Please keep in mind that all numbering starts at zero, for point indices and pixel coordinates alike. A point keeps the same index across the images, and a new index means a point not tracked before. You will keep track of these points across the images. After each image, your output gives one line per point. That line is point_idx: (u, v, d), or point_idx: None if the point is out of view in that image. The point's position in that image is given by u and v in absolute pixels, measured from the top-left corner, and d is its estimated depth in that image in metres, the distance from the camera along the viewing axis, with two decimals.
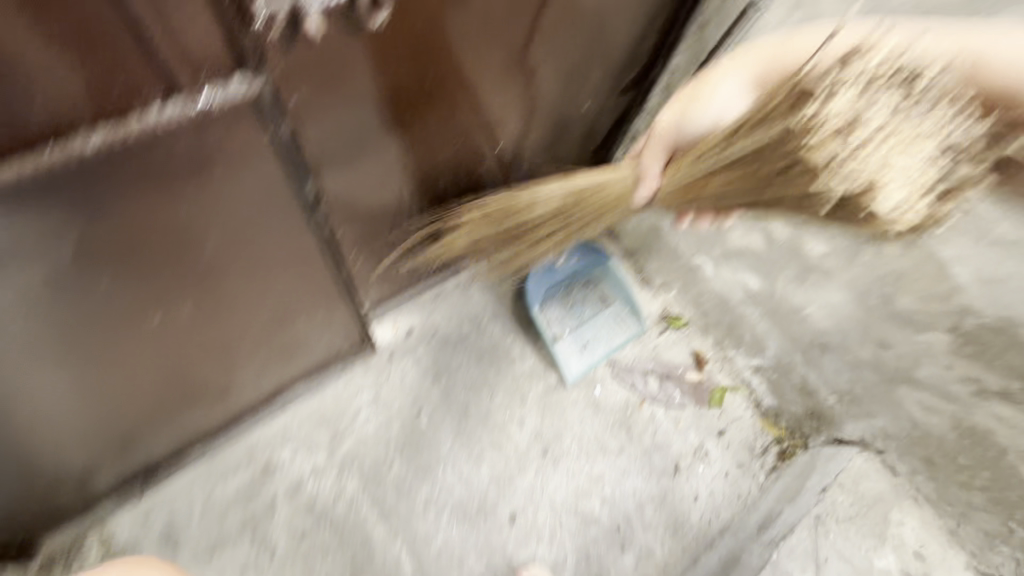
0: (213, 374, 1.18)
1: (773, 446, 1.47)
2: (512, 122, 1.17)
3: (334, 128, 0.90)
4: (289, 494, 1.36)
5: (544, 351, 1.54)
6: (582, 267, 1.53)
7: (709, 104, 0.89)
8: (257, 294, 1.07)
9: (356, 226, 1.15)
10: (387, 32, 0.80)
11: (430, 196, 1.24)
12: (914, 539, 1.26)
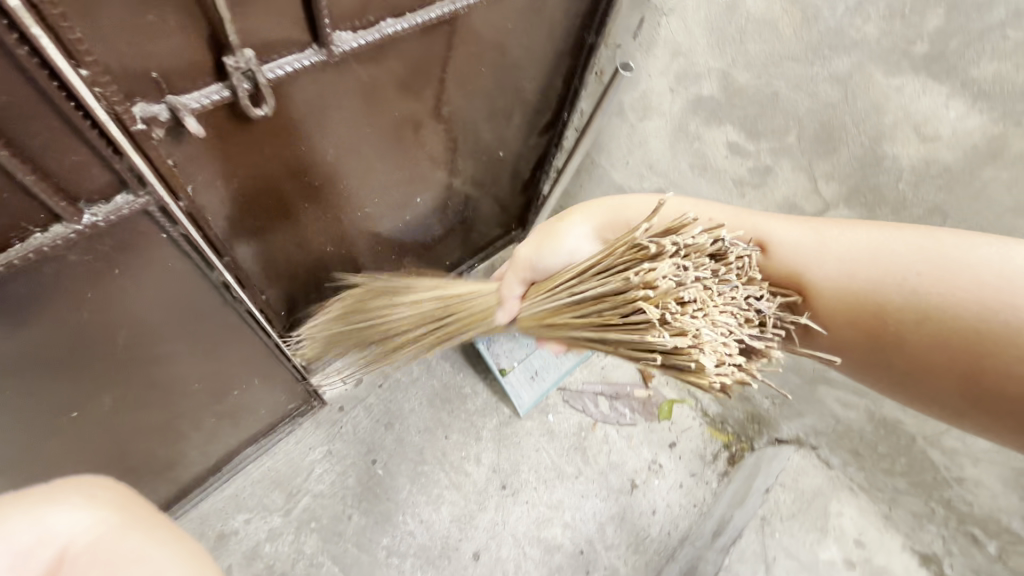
0: (152, 454, 1.07)
1: (723, 452, 1.55)
2: (442, 165, 1.15)
3: (242, 206, 0.83)
4: (245, 562, 1.25)
5: (494, 384, 1.54)
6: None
7: (561, 245, 0.86)
8: (197, 371, 0.97)
9: (285, 286, 1.09)
10: (288, 103, 0.75)
11: (369, 246, 1.20)
12: (853, 526, 1.29)
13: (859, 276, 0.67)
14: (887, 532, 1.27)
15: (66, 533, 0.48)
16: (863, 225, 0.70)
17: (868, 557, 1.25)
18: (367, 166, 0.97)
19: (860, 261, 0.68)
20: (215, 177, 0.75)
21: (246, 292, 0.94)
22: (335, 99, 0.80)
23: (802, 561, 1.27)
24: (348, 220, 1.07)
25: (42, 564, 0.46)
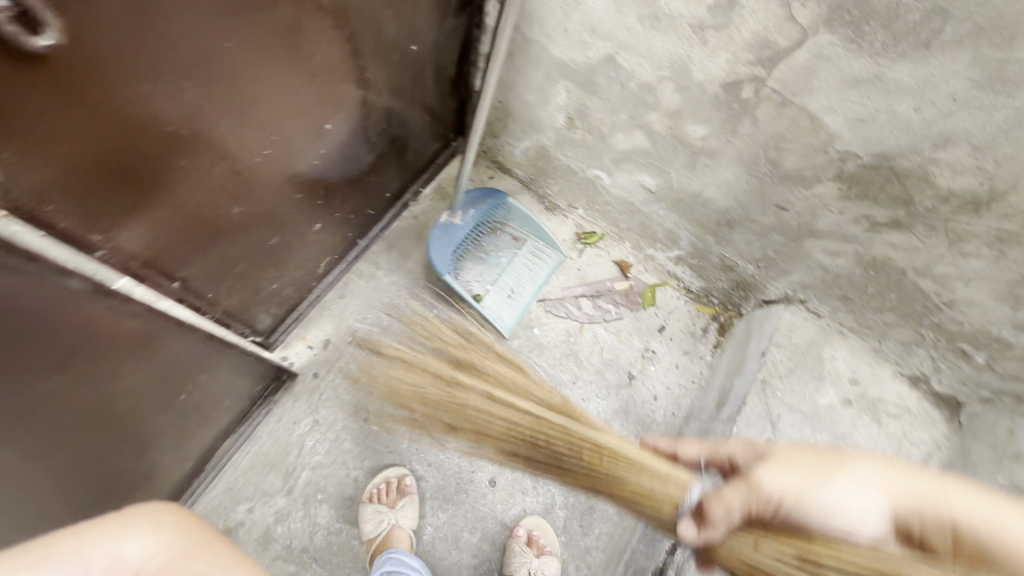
0: (122, 469, 0.98)
1: (712, 324, 1.57)
2: (346, 77, 0.95)
3: (94, 187, 0.66)
4: (260, 548, 1.20)
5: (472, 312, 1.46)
6: (480, 215, 1.49)
7: (831, 499, 0.68)
8: (120, 385, 0.86)
9: (206, 264, 0.94)
10: (97, 28, 0.55)
11: (294, 193, 1.04)
12: (846, 366, 1.32)
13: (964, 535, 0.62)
14: (877, 365, 1.33)
15: (134, 559, 0.64)
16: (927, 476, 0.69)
17: (863, 392, 1.30)
18: (245, 98, 0.78)
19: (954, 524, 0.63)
20: (28, 154, 0.57)
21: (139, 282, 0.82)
22: (153, 10, 0.58)
23: (804, 411, 1.26)
24: (248, 172, 0.89)
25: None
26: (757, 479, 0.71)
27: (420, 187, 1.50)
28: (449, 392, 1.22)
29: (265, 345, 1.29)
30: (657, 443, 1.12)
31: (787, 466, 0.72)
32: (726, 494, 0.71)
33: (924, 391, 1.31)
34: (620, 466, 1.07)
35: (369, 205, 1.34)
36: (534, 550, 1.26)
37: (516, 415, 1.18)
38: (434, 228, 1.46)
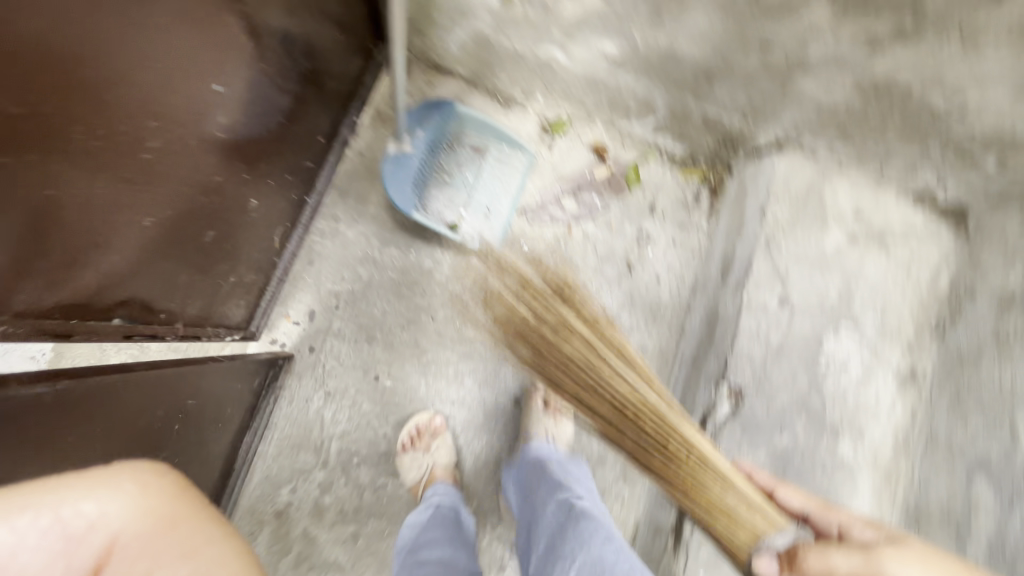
0: None
1: (703, 189, 1.47)
2: (233, 17, 0.72)
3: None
4: (316, 521, 1.23)
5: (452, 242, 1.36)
6: (428, 133, 1.33)
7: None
8: (109, 449, 0.78)
9: (156, 287, 0.80)
10: None
11: (228, 173, 0.86)
12: (850, 203, 1.25)
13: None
14: (882, 192, 1.25)
15: (115, 519, 0.51)
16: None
17: (869, 224, 1.25)
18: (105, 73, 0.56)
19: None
20: None
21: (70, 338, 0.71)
22: None
23: (810, 259, 1.23)
24: (154, 166, 0.68)
25: (97, 545, 0.50)
26: (885, 566, 0.60)
27: (355, 118, 1.32)
28: (547, 332, 0.95)
29: (249, 335, 1.20)
30: (754, 470, 0.88)
31: (930, 565, 0.60)
32: (833, 557, 0.64)
33: (931, 207, 1.25)
34: (732, 506, 0.81)
35: (305, 156, 1.16)
36: (550, 413, 1.24)
37: (615, 384, 0.91)
38: (383, 163, 1.30)
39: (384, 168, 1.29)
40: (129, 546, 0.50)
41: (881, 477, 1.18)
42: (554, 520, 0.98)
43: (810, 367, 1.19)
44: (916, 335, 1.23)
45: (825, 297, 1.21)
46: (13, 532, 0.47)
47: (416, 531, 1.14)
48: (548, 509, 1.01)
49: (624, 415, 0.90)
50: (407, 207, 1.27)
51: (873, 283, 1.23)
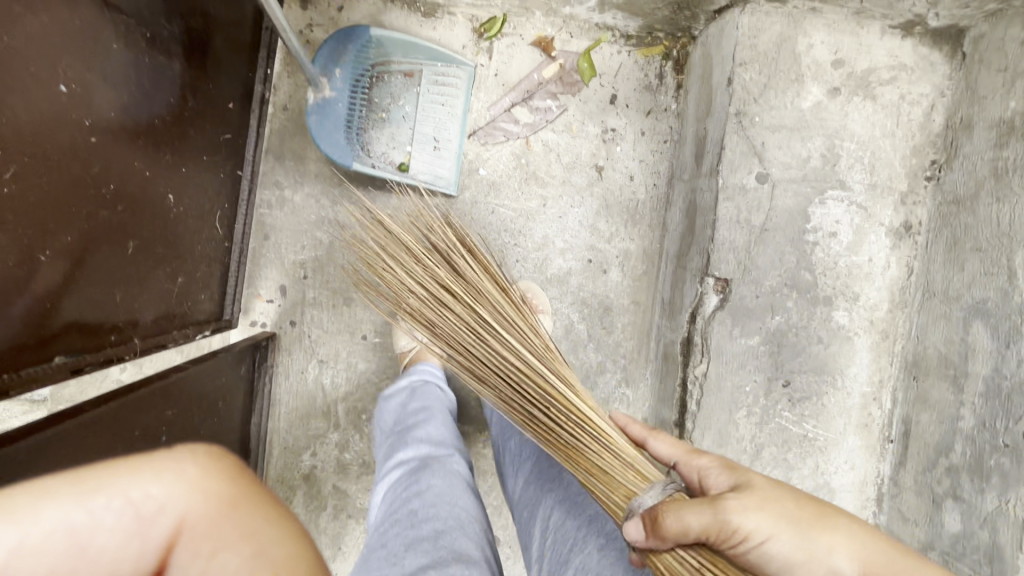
0: None
1: (666, 65, 1.33)
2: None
3: None
4: (343, 477, 1.30)
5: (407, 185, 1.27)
6: (347, 70, 1.19)
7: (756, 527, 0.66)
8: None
9: (96, 313, 0.76)
10: None
11: (130, 174, 0.78)
12: (827, 50, 1.11)
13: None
14: (863, 29, 1.11)
15: (172, 501, 0.41)
16: (877, 544, 0.67)
17: (850, 70, 1.11)
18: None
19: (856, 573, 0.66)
20: None
21: (40, 381, 0.68)
22: None
23: (788, 125, 1.12)
24: (24, 194, 0.62)
25: (164, 532, 0.41)
26: (728, 515, 0.66)
27: (268, 69, 1.18)
28: (436, 307, 0.95)
29: (225, 323, 1.17)
30: (629, 421, 0.89)
31: (765, 505, 0.67)
32: (688, 518, 0.68)
33: (919, 35, 1.11)
34: (596, 458, 0.83)
35: (221, 127, 1.05)
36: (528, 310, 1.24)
37: (491, 343, 0.91)
38: (309, 117, 1.18)
39: (311, 123, 1.18)
40: (196, 528, 0.41)
41: (878, 336, 1.17)
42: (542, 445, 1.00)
43: (796, 242, 1.13)
44: (908, 184, 1.14)
45: (807, 164, 1.12)
46: (86, 514, 0.40)
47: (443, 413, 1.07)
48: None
49: (507, 382, 0.90)
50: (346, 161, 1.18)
51: (858, 138, 1.12)
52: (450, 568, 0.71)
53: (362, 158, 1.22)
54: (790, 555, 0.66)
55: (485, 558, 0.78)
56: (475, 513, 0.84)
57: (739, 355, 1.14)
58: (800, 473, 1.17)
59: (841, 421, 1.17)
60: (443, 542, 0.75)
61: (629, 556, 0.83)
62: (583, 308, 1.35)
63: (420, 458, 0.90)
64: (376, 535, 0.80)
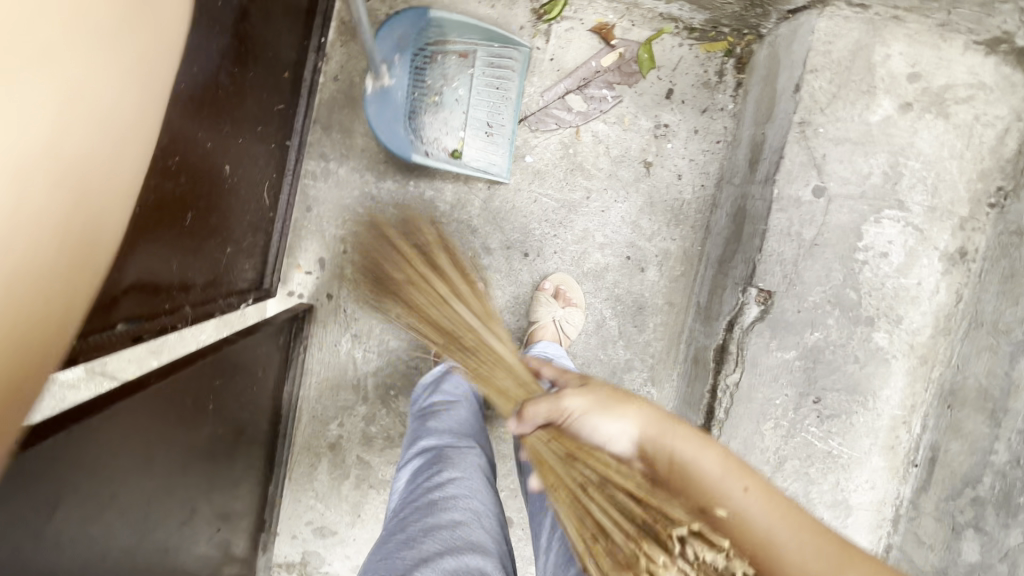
0: (221, 455, 1.01)
1: (727, 62, 1.28)
2: None
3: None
4: (367, 448, 1.34)
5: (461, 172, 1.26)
6: (404, 54, 1.17)
7: (607, 423, 0.70)
8: (160, 448, 0.81)
9: (152, 279, 0.77)
10: None
11: (190, 146, 0.77)
12: (904, 63, 1.06)
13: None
14: (944, 43, 1.05)
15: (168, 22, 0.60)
16: (787, 506, 0.62)
17: (926, 85, 1.06)
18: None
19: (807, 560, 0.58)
20: None
21: (99, 345, 0.70)
22: None
23: (854, 137, 1.08)
24: None
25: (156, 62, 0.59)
26: (564, 400, 0.73)
27: (320, 39, 1.17)
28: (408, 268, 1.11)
29: (266, 293, 1.17)
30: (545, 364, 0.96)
31: (587, 392, 0.74)
32: (564, 399, 0.73)
33: (1005, 53, 1.05)
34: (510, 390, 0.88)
35: (275, 97, 1.04)
36: (560, 302, 1.27)
37: (453, 311, 1.02)
38: (366, 106, 1.17)
39: (368, 111, 1.16)
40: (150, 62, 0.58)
41: (917, 361, 1.15)
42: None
43: (845, 259, 1.11)
44: (969, 209, 1.11)
45: (867, 180, 1.09)
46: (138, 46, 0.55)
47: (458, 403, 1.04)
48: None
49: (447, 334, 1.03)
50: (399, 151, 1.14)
51: (925, 157, 1.08)
52: (464, 558, 0.71)
53: (417, 147, 1.19)
54: (585, 411, 0.72)
55: (496, 551, 0.77)
56: (491, 507, 0.83)
57: (773, 368, 1.14)
58: (821, 488, 1.18)
59: (867, 441, 1.17)
60: (458, 532, 0.75)
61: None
62: (617, 305, 1.35)
63: (439, 448, 0.90)
64: (393, 518, 0.82)
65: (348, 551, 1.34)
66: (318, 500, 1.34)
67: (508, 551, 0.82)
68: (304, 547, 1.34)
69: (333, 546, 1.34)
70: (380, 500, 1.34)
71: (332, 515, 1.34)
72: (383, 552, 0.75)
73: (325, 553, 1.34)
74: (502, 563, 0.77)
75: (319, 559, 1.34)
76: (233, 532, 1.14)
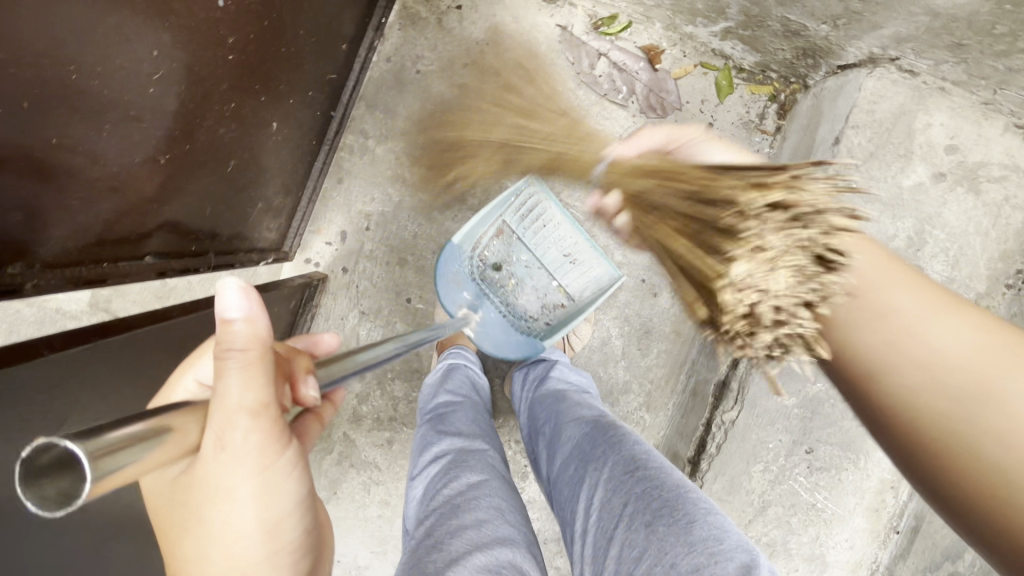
0: None
1: (771, 106, 1.31)
2: None
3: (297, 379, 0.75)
4: (355, 426, 1.33)
5: (573, 308, 1.24)
6: (465, 286, 1.22)
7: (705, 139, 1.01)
8: None
9: (189, 215, 0.78)
10: None
11: (249, 95, 0.80)
12: (944, 134, 1.08)
13: (944, 372, 0.61)
14: (986, 121, 1.07)
15: None
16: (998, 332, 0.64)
17: (962, 159, 1.08)
18: None
19: (1002, 385, 0.59)
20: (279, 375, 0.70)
21: (129, 273, 0.72)
22: None
23: (883, 198, 1.10)
24: (163, 97, 0.64)
25: None
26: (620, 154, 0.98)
27: (382, 18, 1.21)
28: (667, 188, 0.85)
29: (283, 256, 1.21)
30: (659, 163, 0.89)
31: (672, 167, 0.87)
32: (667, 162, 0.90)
33: None
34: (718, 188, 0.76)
35: (331, 66, 1.06)
36: None
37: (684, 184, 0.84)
38: (484, 348, 1.21)
39: (490, 349, 1.21)
40: None
41: None
42: (580, 421, 0.90)
43: None
44: (987, 287, 1.10)
45: (890, 243, 1.10)
46: None
47: (461, 400, 1.05)
48: (580, 414, 0.92)
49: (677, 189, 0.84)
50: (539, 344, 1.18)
51: (950, 229, 1.10)
52: (494, 549, 0.71)
53: (538, 326, 1.25)
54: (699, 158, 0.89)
55: (524, 537, 0.77)
56: (513, 504, 0.83)
57: (771, 412, 1.15)
58: (799, 540, 1.17)
59: (853, 500, 1.15)
60: (484, 527, 0.74)
61: (683, 535, 0.66)
62: (624, 325, 1.36)
63: (453, 452, 0.90)
64: (418, 530, 0.80)
65: None
66: None
67: (533, 539, 0.80)
68: None
69: None
70: (360, 479, 1.34)
71: None
72: (413, 561, 0.73)
73: None
74: (530, 550, 0.77)
75: None
76: None
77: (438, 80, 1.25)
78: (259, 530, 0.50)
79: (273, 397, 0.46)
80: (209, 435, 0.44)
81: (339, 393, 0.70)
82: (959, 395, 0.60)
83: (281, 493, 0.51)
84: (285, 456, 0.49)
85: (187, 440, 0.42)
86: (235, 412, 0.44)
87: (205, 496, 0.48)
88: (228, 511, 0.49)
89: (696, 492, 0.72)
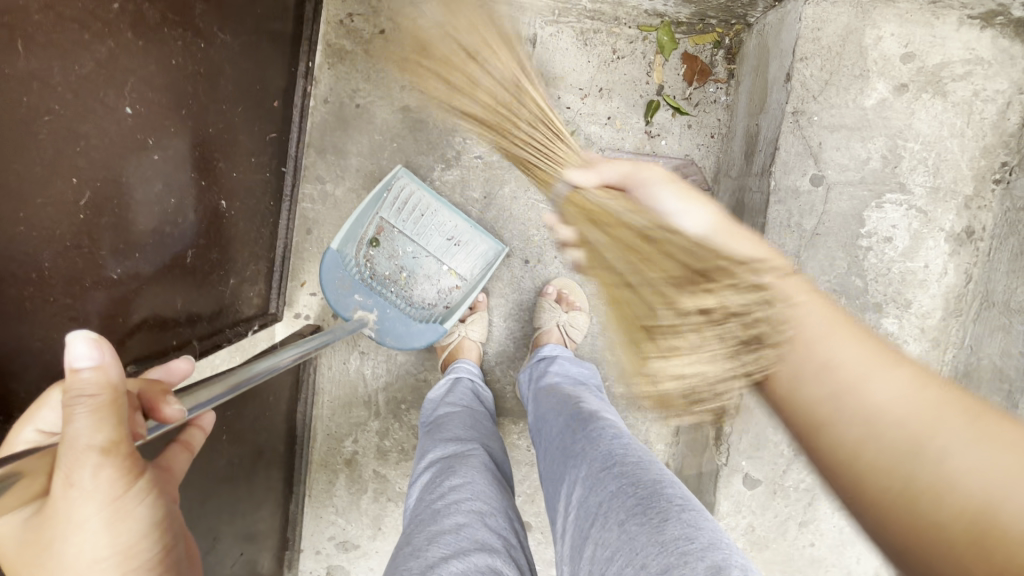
0: (233, 481, 1.04)
1: (717, 53, 1.28)
2: (117, 24, 0.65)
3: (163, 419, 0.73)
4: (383, 462, 1.36)
5: (466, 289, 1.24)
6: (358, 290, 1.18)
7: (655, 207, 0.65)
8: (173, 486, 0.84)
9: (156, 313, 0.79)
10: None
11: (184, 182, 0.80)
12: (897, 43, 1.04)
13: (872, 418, 0.45)
14: (937, 21, 1.04)
15: None
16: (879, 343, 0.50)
17: (921, 63, 1.04)
18: None
19: (968, 457, 0.41)
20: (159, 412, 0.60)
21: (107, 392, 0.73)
22: None
23: (849, 123, 1.07)
24: (97, 218, 0.66)
25: None
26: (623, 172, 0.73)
27: (308, 63, 1.20)
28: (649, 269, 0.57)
29: (271, 318, 1.19)
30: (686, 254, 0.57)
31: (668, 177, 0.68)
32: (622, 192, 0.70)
33: (1002, 26, 1.03)
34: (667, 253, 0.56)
35: (267, 127, 1.06)
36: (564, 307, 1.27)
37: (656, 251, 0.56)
38: (388, 344, 1.18)
39: (394, 344, 1.19)
40: None
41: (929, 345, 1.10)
42: (570, 417, 0.90)
43: (849, 247, 1.08)
44: (975, 187, 1.07)
45: (866, 166, 1.07)
46: None
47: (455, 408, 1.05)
48: (572, 410, 0.92)
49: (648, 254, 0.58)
50: (440, 327, 1.18)
51: (924, 138, 1.06)
52: (472, 558, 0.70)
53: (439, 312, 1.25)
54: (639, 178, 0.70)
55: (507, 547, 0.76)
56: (501, 505, 0.82)
57: None
58: None
59: None
60: (463, 533, 0.74)
61: (653, 532, 0.65)
62: None
63: (444, 458, 0.90)
64: (402, 535, 0.81)
65: (370, 565, 1.36)
66: (339, 517, 1.36)
67: (522, 548, 0.80)
68: (329, 562, 1.36)
69: (355, 560, 1.36)
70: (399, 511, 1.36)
71: (353, 531, 1.36)
72: (393, 567, 0.74)
73: (349, 569, 1.36)
74: (514, 557, 0.76)
75: (343, 573, 1.36)
76: (255, 559, 1.17)
77: (379, 109, 1.25)
78: (113, 555, 0.48)
79: (127, 434, 0.45)
80: (56, 475, 0.43)
81: (206, 417, 0.73)
82: (925, 481, 0.41)
83: (135, 522, 0.49)
84: (142, 484, 0.48)
85: (34, 479, 0.42)
86: (83, 452, 0.43)
87: (47, 533, 0.45)
88: (74, 548, 0.46)
89: (675, 488, 0.72)
